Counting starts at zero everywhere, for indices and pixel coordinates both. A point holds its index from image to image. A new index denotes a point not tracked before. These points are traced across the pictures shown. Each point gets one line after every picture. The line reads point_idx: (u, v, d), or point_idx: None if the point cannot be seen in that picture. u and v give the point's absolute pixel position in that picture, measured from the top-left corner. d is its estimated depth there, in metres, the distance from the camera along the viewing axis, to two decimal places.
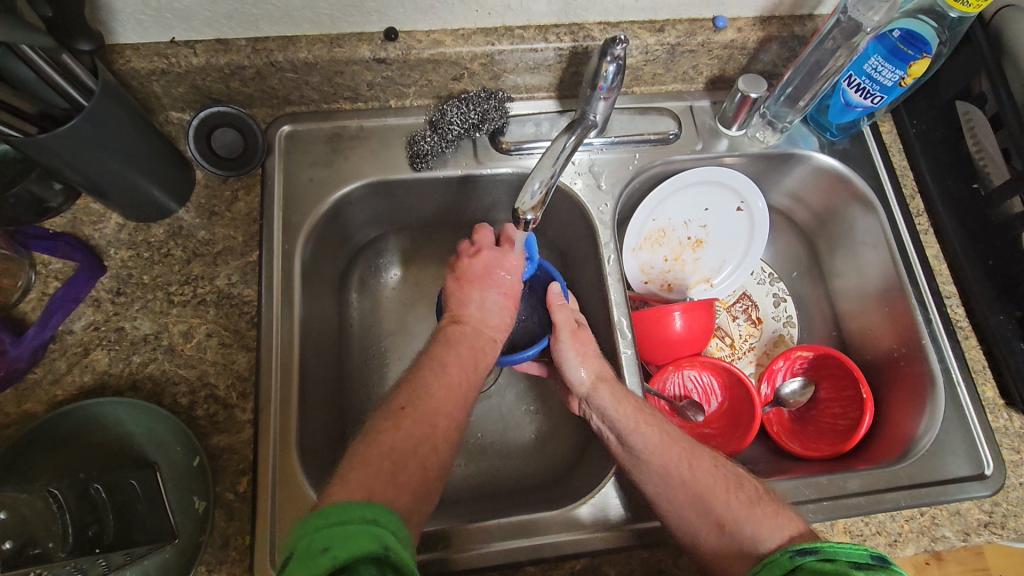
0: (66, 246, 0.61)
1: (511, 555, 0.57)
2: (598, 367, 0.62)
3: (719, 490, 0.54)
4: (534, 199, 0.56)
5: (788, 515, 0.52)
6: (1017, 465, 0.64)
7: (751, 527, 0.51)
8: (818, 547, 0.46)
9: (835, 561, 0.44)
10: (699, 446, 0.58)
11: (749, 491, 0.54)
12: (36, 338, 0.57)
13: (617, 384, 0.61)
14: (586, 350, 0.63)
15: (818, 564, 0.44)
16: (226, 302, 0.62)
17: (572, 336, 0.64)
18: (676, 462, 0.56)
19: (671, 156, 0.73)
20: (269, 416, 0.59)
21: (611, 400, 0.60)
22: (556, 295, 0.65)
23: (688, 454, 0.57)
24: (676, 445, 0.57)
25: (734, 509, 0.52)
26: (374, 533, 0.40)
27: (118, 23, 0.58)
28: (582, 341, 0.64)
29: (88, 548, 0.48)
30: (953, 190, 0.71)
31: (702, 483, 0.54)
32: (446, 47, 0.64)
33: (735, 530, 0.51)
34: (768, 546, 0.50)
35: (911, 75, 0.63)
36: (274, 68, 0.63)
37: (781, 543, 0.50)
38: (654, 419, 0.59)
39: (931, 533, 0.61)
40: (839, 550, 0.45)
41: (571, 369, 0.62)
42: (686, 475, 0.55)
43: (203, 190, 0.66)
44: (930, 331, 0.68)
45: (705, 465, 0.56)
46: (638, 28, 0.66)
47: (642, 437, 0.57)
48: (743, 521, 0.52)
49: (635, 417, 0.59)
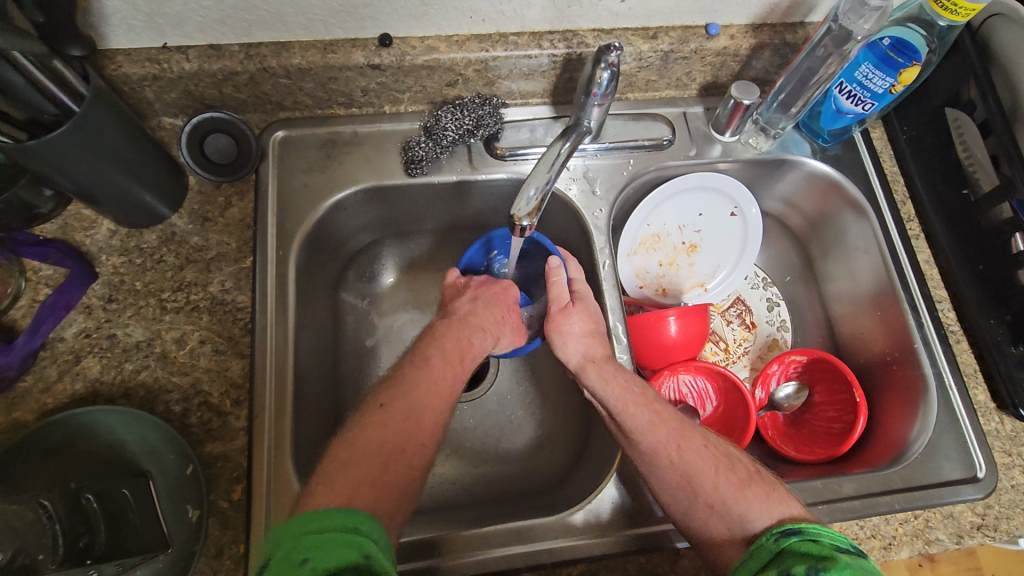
0: (57, 252, 0.60)
1: (508, 561, 0.57)
2: (589, 344, 0.62)
3: (708, 471, 0.54)
4: (530, 205, 0.57)
5: (781, 497, 0.52)
6: (1009, 468, 0.64)
7: (739, 508, 0.51)
8: (801, 529, 0.46)
9: (821, 543, 0.44)
10: (691, 428, 0.57)
11: (739, 471, 0.54)
12: (25, 346, 0.56)
13: (607, 363, 0.61)
14: (572, 328, 0.63)
15: (802, 544, 0.45)
16: (220, 308, 0.62)
17: (560, 313, 0.63)
18: (664, 443, 0.56)
19: (664, 162, 0.74)
20: (263, 423, 0.58)
21: (599, 380, 0.60)
22: (554, 269, 0.65)
23: (678, 435, 0.56)
24: (666, 424, 0.57)
25: (723, 490, 0.52)
26: (356, 541, 0.41)
27: (110, 29, 0.58)
28: (569, 319, 0.63)
29: (78, 560, 0.47)
30: (943, 196, 0.72)
31: (690, 463, 0.54)
32: (440, 53, 0.64)
33: (724, 510, 0.52)
34: (757, 527, 0.50)
35: (901, 82, 0.64)
36: (267, 74, 0.63)
37: (768, 525, 0.49)
38: (644, 398, 0.59)
39: (925, 536, 0.61)
40: (823, 534, 0.45)
41: (560, 348, 0.63)
42: (673, 456, 0.55)
43: (196, 196, 0.66)
44: (921, 334, 0.69)
45: (695, 447, 0.56)
46: (632, 36, 0.67)
47: (630, 417, 0.57)
48: (731, 502, 0.52)
49: (623, 399, 0.58)
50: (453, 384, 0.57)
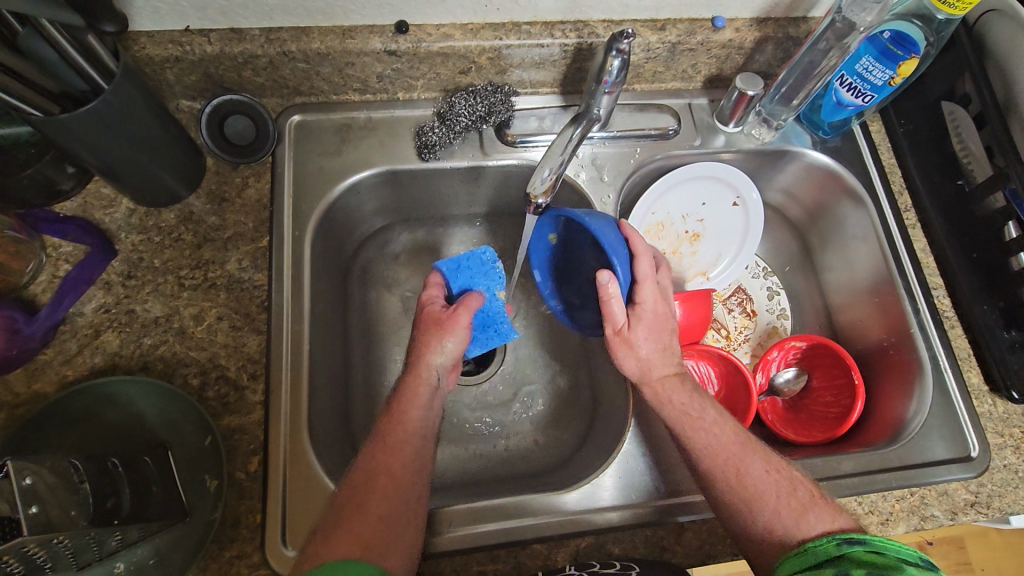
0: (78, 230, 0.62)
1: (518, 533, 0.58)
2: (650, 365, 0.61)
3: (768, 496, 0.54)
4: (544, 185, 0.59)
5: (840, 517, 0.53)
6: (1001, 448, 0.66)
7: (798, 530, 0.52)
8: (868, 539, 0.47)
9: (884, 555, 0.46)
10: (751, 447, 0.57)
11: (801, 496, 0.54)
12: (49, 318, 0.58)
13: (666, 384, 0.61)
14: (632, 349, 0.61)
15: (864, 554, 0.47)
16: (237, 286, 0.63)
17: (616, 337, 0.61)
18: (723, 469, 0.56)
19: (671, 151, 0.76)
20: (279, 397, 0.60)
21: (658, 401, 0.60)
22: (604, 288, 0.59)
23: (736, 460, 0.56)
24: (725, 448, 0.57)
25: (782, 516, 0.53)
26: None
27: (134, 11, 0.59)
28: (627, 341, 0.61)
29: (105, 520, 0.47)
30: (939, 187, 0.74)
31: (750, 488, 0.55)
32: (455, 41, 0.66)
33: (783, 534, 0.52)
34: (817, 534, 0.51)
35: (901, 74, 0.66)
36: (286, 58, 0.65)
37: (825, 534, 0.51)
38: (704, 421, 0.59)
39: (921, 513, 0.63)
40: (889, 545, 0.46)
41: (622, 366, 0.62)
42: (732, 480, 0.55)
43: (214, 177, 0.67)
44: (918, 320, 0.71)
45: (755, 472, 0.56)
46: (641, 27, 0.69)
47: (691, 441, 0.58)
48: (789, 525, 0.52)
49: (683, 422, 0.59)
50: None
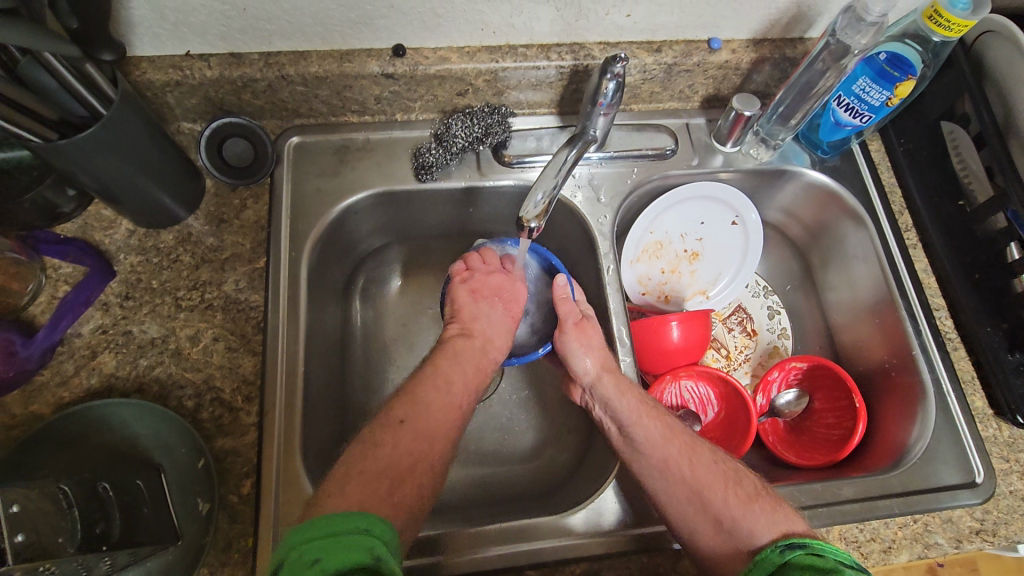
0: (77, 251, 0.63)
1: (512, 559, 0.57)
2: (603, 357, 0.64)
3: (717, 486, 0.55)
4: (538, 208, 0.58)
5: (784, 511, 0.53)
6: (1007, 474, 0.65)
7: (746, 525, 0.52)
8: (806, 543, 0.48)
9: (824, 557, 0.46)
10: (700, 441, 0.59)
11: (746, 486, 0.55)
12: (45, 340, 0.59)
13: (621, 376, 0.63)
14: (590, 342, 0.65)
15: (806, 558, 0.46)
16: (233, 307, 0.63)
17: (575, 327, 0.65)
18: (676, 457, 0.57)
19: (667, 171, 0.76)
20: (274, 420, 0.59)
21: (615, 391, 0.61)
22: (561, 288, 0.68)
23: (688, 448, 0.57)
24: (677, 439, 0.58)
25: (732, 506, 0.53)
26: (368, 544, 0.42)
27: (136, 37, 0.60)
28: (585, 333, 0.65)
29: (95, 546, 0.48)
30: (940, 207, 0.73)
31: (701, 478, 0.55)
32: (452, 64, 0.66)
33: (732, 525, 0.52)
34: (762, 541, 0.50)
35: (897, 95, 0.66)
36: (285, 82, 0.65)
37: (774, 539, 0.50)
38: (657, 412, 0.60)
39: (924, 540, 0.62)
40: (827, 548, 0.47)
41: (575, 359, 0.64)
42: (685, 469, 0.56)
43: (213, 199, 0.68)
44: (919, 341, 0.70)
45: (705, 461, 0.57)
46: (637, 49, 0.69)
47: (644, 429, 0.59)
48: (738, 518, 0.52)
49: (635, 413, 0.60)
50: (461, 404, 0.57)
